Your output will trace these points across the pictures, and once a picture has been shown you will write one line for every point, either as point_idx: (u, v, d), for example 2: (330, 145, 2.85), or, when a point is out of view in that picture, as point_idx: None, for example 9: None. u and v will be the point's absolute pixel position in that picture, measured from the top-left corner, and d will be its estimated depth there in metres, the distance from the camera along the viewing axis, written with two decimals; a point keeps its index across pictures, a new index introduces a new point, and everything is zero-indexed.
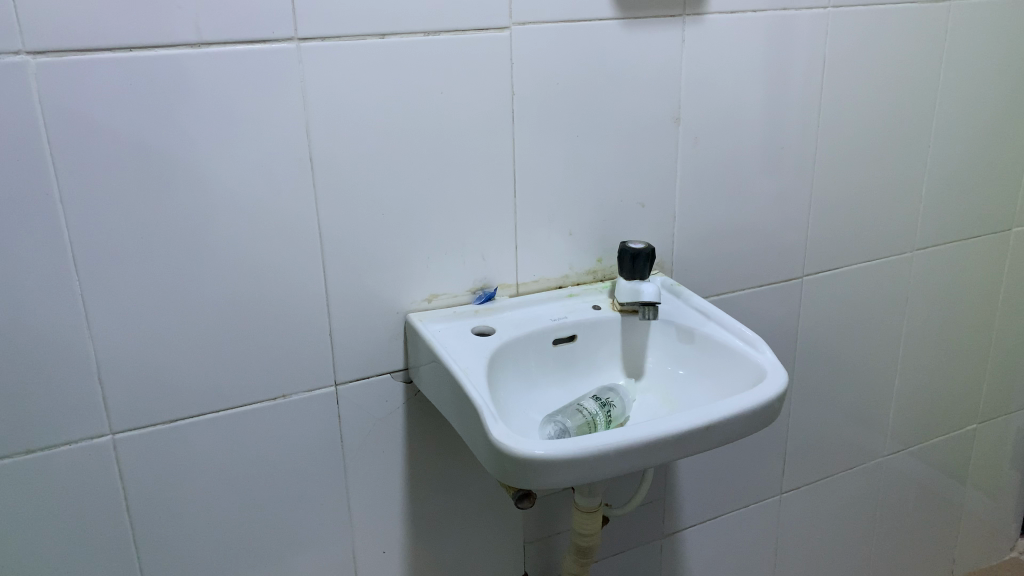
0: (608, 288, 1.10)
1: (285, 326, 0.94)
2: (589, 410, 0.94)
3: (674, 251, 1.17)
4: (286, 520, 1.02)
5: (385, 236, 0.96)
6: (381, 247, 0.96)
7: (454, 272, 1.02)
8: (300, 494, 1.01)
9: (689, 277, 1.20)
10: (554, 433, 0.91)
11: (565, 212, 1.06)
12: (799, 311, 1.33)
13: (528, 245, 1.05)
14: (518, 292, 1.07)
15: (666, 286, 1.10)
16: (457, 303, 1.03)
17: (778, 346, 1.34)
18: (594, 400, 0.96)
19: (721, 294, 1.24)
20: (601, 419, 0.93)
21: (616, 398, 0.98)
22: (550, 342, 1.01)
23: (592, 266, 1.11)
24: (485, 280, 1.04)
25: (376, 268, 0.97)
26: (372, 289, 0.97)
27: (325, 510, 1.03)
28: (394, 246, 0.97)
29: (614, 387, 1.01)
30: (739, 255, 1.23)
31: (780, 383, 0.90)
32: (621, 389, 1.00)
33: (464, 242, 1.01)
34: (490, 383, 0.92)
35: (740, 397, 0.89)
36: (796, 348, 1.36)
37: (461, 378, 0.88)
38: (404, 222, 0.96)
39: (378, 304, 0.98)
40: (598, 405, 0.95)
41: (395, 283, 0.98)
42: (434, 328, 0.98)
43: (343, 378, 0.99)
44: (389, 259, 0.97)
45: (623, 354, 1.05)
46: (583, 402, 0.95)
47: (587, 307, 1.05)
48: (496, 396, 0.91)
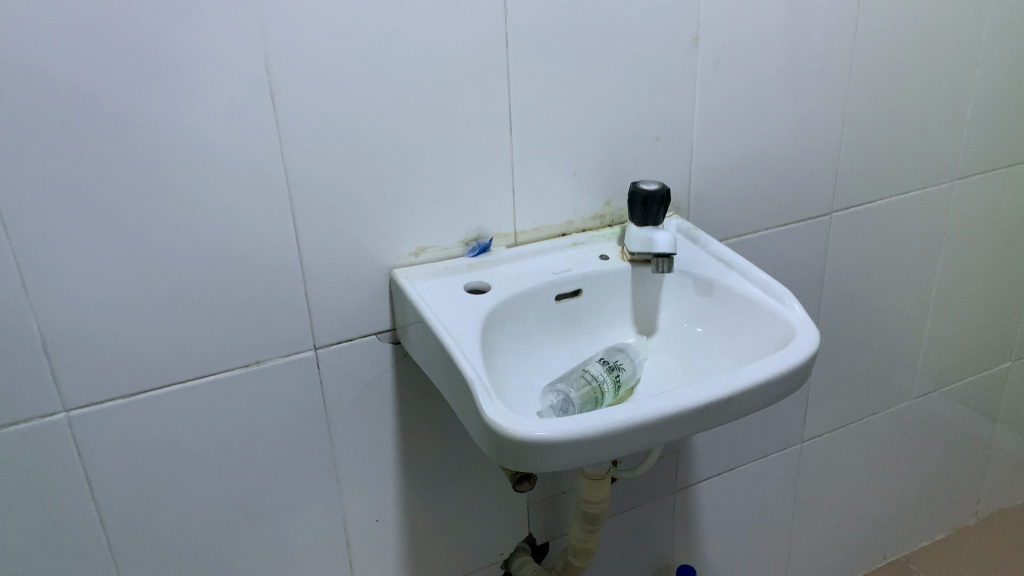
0: (617, 234, 0.98)
1: (254, 288, 0.84)
2: (597, 374, 0.84)
3: (691, 190, 1.05)
4: (268, 494, 0.94)
5: (363, 185, 0.85)
6: (359, 197, 0.85)
7: (443, 222, 0.90)
8: (281, 466, 0.93)
9: (708, 218, 1.09)
10: (557, 405, 0.82)
11: (569, 150, 0.94)
12: (826, 250, 1.22)
13: (526, 190, 0.93)
14: (517, 242, 0.96)
15: (681, 230, 0.99)
16: (449, 257, 0.92)
17: (802, 288, 1.23)
18: (603, 363, 0.86)
19: (742, 236, 1.13)
20: (609, 386, 0.84)
21: (628, 360, 0.89)
22: (552, 298, 0.91)
23: (599, 210, 0.99)
24: (479, 231, 0.93)
25: (355, 221, 0.86)
26: (351, 244, 0.87)
27: (310, 482, 0.96)
28: (374, 195, 0.86)
29: (624, 346, 0.91)
30: (763, 191, 1.11)
31: (812, 343, 0.80)
32: (633, 350, 0.90)
33: (456, 187, 0.89)
34: (485, 352, 0.82)
35: (766, 360, 0.79)
36: (821, 290, 1.25)
37: (451, 347, 0.78)
38: (384, 167, 0.85)
39: (358, 261, 0.88)
40: (607, 369, 0.85)
41: (377, 237, 0.88)
42: (423, 288, 0.88)
43: (323, 342, 0.89)
44: (370, 210, 0.86)
45: (634, 308, 0.95)
46: (590, 365, 0.86)
47: (593, 258, 0.94)
48: (491, 366, 0.81)
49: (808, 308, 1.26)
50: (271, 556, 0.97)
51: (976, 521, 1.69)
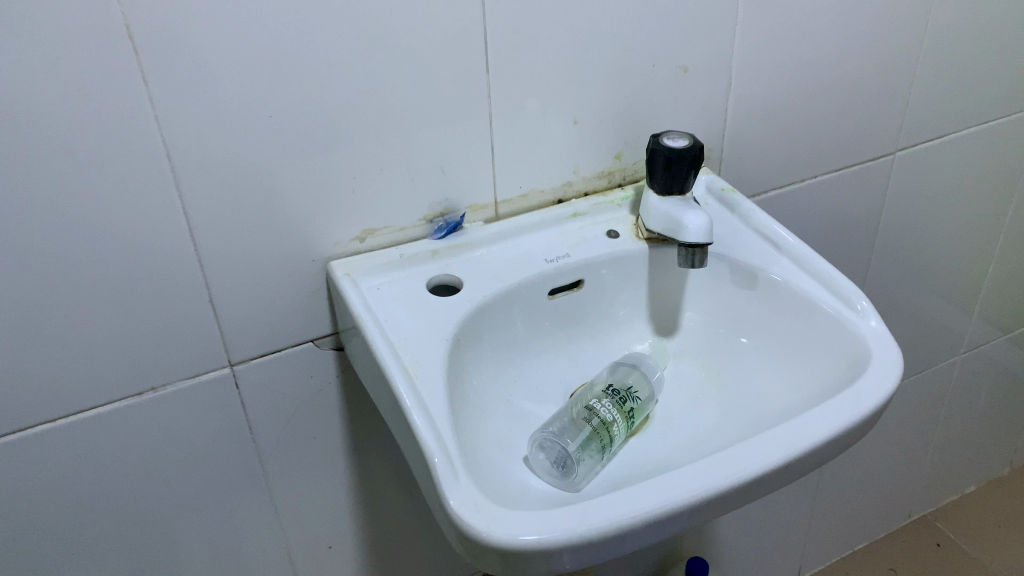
0: (629, 200, 0.75)
1: (138, 297, 0.61)
2: (606, 411, 0.62)
3: (725, 134, 0.80)
4: (188, 538, 0.74)
5: (281, 153, 0.60)
6: (277, 171, 0.61)
7: (397, 196, 0.66)
8: (202, 506, 0.73)
9: (746, 166, 0.84)
10: (556, 462, 0.61)
11: (569, 91, 0.69)
12: (884, 195, 0.98)
13: (510, 148, 0.69)
14: (498, 214, 0.72)
15: (715, 194, 0.76)
16: (406, 240, 0.69)
17: (851, 240, 1.01)
18: (611, 391, 0.64)
19: (785, 186, 0.89)
20: (621, 427, 0.63)
21: (642, 382, 0.67)
22: (545, 294, 0.69)
23: (607, 167, 0.75)
24: (447, 204, 0.69)
25: (273, 204, 0.62)
26: (270, 234, 0.63)
27: (242, 519, 0.76)
28: (298, 166, 0.61)
29: (638, 356, 0.69)
30: (816, 130, 0.87)
31: (897, 374, 0.59)
32: (651, 362, 0.69)
33: (414, 148, 0.65)
34: (454, 389, 0.60)
35: (836, 400, 0.58)
36: (873, 241, 1.03)
37: (405, 394, 0.56)
38: (311, 128, 0.60)
39: (282, 255, 0.65)
40: (617, 401, 0.64)
41: (306, 221, 0.64)
42: (370, 288, 0.65)
43: (241, 355, 0.67)
44: (292, 188, 0.62)
45: (649, 300, 0.73)
46: (595, 396, 0.64)
47: (599, 236, 0.71)
48: (461, 408, 0.60)
49: (855, 264, 1.04)
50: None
51: (1010, 471, 1.54)
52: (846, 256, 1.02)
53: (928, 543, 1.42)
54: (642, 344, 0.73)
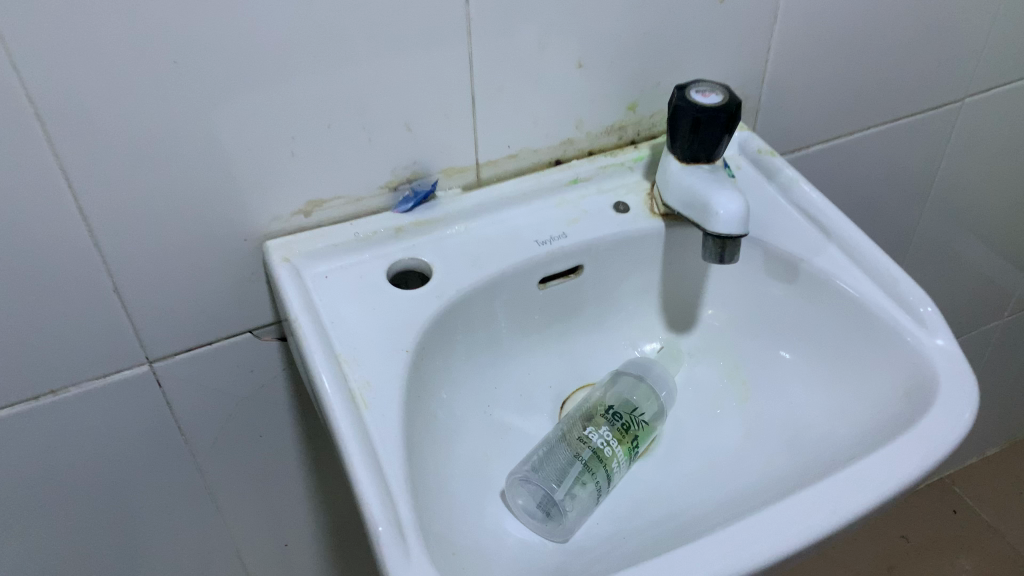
0: (643, 163, 0.61)
1: (20, 288, 0.48)
2: (602, 441, 0.51)
3: (766, 79, 0.65)
4: (120, 550, 0.64)
5: (195, 110, 0.46)
6: (190, 134, 0.47)
7: (352, 161, 0.53)
8: (131, 517, 0.63)
9: (787, 117, 0.70)
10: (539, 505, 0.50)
11: (573, 28, 0.54)
12: (943, 147, 0.84)
13: (494, 99, 0.54)
14: (481, 179, 0.58)
15: (757, 162, 0.62)
16: (364, 213, 0.56)
17: (899, 198, 0.86)
18: (610, 414, 0.53)
19: (830, 139, 0.75)
20: (620, 459, 0.51)
21: (649, 399, 0.55)
22: (536, 284, 0.56)
23: (617, 121, 0.61)
24: (416, 168, 0.55)
25: (189, 174, 0.48)
26: (187, 209, 0.50)
27: (181, 527, 0.66)
28: (218, 126, 0.47)
29: (646, 362, 0.57)
30: (876, 73, 0.71)
31: (971, 406, 0.46)
32: (661, 370, 0.56)
33: (373, 102, 0.51)
34: (413, 417, 0.48)
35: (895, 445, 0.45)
36: (923, 199, 0.89)
37: (346, 434, 0.44)
38: (233, 79, 0.46)
39: (204, 235, 0.51)
40: (616, 426, 0.52)
41: (234, 192, 0.50)
42: (316, 278, 0.52)
43: (163, 350, 0.55)
44: (211, 153, 0.48)
45: (662, 288, 0.60)
46: (589, 420, 0.52)
47: (604, 210, 0.58)
48: (421, 441, 0.48)
49: (901, 225, 0.90)
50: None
51: None
52: (892, 217, 0.88)
53: (945, 509, 1.34)
54: (651, 342, 0.61)
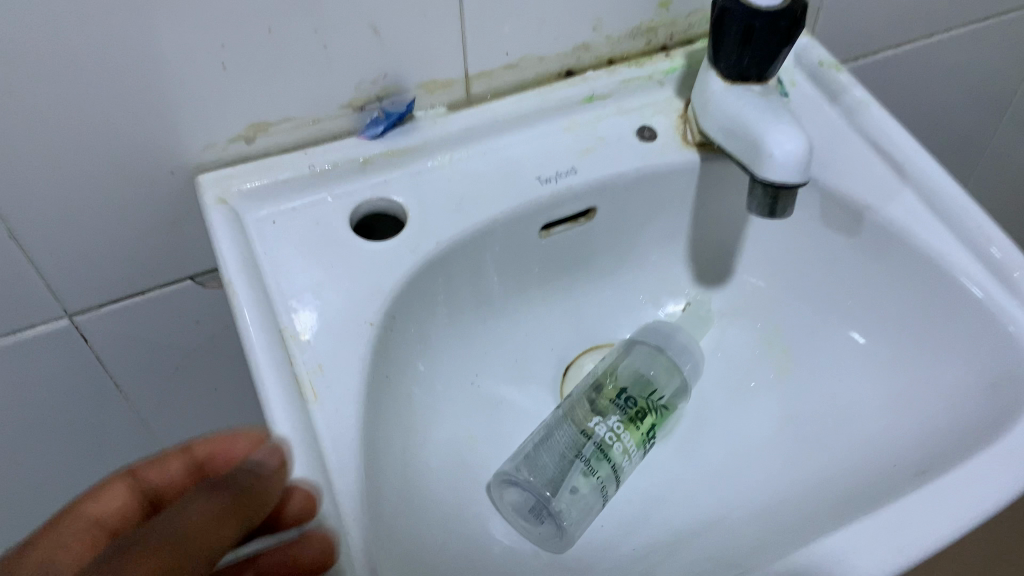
0: (674, 77, 0.49)
1: None
2: (611, 433, 0.41)
3: None
4: (64, 506, 0.57)
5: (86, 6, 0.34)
6: (83, 37, 0.35)
7: (306, 75, 0.41)
8: (71, 471, 0.55)
9: (855, 18, 0.56)
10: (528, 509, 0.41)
11: None
12: None
13: None
14: (471, 97, 0.47)
15: (821, 81, 0.50)
16: (324, 139, 0.45)
17: (969, 114, 0.74)
18: (621, 398, 0.43)
19: (902, 45, 0.61)
20: (630, 456, 0.42)
21: (668, 376, 0.45)
22: (537, 231, 0.46)
23: (646, 21, 0.48)
24: (387, 82, 0.44)
25: (88, 89, 0.37)
26: (91, 137, 0.39)
27: None
28: (121, 28, 0.35)
29: (669, 328, 0.47)
30: None
31: None
32: (686, 339, 0.46)
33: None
34: (377, 405, 0.38)
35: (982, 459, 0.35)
36: (997, 115, 0.76)
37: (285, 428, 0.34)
38: None
39: (119, 168, 0.40)
40: (629, 414, 0.42)
41: (152, 114, 0.39)
42: (262, 224, 0.42)
43: (83, 301, 0.45)
44: (114, 61, 0.36)
45: (693, 234, 0.49)
46: (595, 405, 0.43)
47: (624, 140, 0.47)
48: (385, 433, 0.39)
49: (966, 144, 0.77)
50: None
51: None
52: (958, 135, 0.76)
53: None
54: (673, 304, 0.51)
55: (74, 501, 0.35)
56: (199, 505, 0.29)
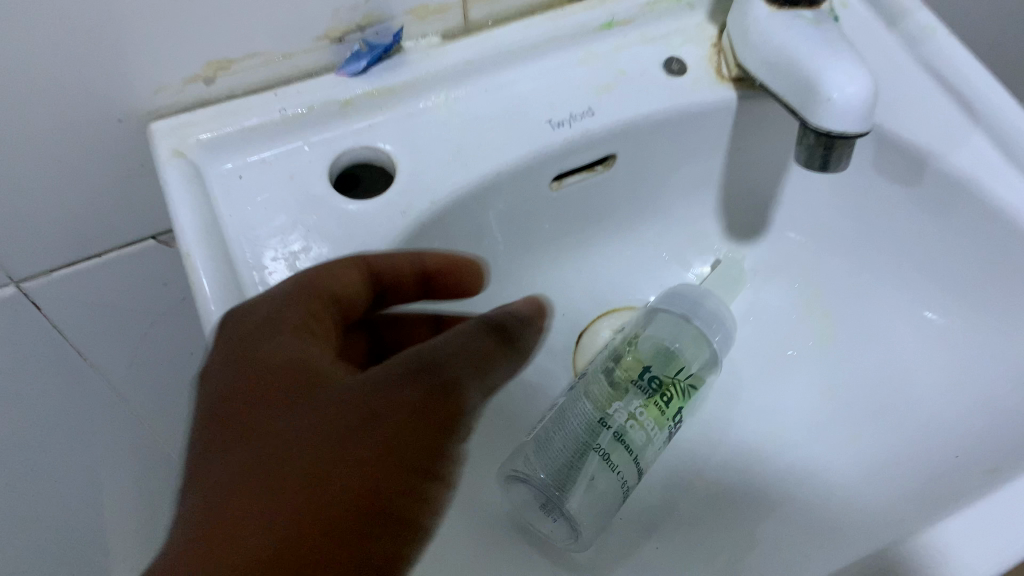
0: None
1: None
2: (630, 415, 0.36)
3: None
4: (42, 474, 0.54)
5: None
6: None
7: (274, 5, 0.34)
8: (44, 444, 0.51)
9: None
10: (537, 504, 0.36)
11: None
12: None
13: None
14: (469, 23, 0.40)
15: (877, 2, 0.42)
16: (297, 76, 0.38)
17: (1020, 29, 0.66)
18: (644, 376, 0.37)
19: None
20: (654, 443, 0.36)
21: (695, 350, 0.40)
22: (550, 182, 0.40)
23: None
24: (369, 9, 0.37)
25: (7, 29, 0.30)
26: (16, 90, 0.32)
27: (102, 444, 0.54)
28: None
29: (697, 294, 0.41)
30: None
31: None
32: (715, 307, 0.41)
33: None
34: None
35: None
36: None
37: None
38: None
39: (55, 123, 0.34)
40: (653, 395, 0.37)
41: (90, 56, 0.32)
42: (226, 178, 0.36)
43: (29, 268, 0.40)
44: None
45: (724, 182, 0.43)
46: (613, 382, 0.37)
47: (649, 74, 0.40)
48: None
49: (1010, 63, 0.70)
50: (89, 519, 0.61)
51: None
52: None
53: None
54: (703, 265, 0.45)
55: (320, 267, 0.30)
56: (466, 338, 0.30)
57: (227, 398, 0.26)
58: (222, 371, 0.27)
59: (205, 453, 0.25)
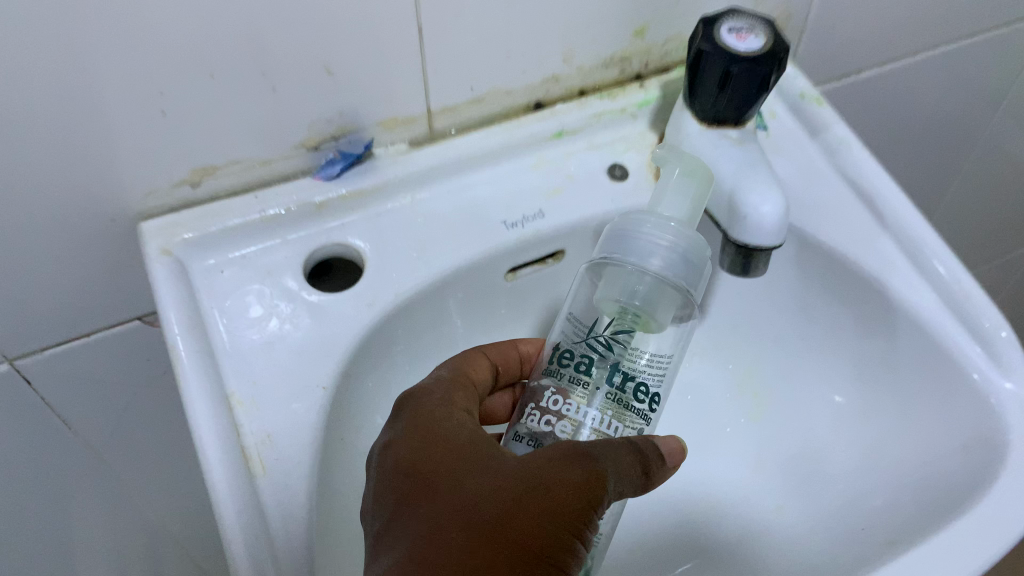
0: (651, 107, 0.47)
1: None
2: (569, 418, 0.33)
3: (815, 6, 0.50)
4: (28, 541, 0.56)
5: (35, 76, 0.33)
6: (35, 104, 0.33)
7: (261, 123, 0.39)
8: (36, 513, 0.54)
9: (831, 52, 0.55)
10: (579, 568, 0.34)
11: None
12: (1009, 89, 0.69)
13: (447, 30, 0.39)
14: (436, 132, 0.44)
15: (801, 121, 0.49)
16: (275, 177, 0.42)
17: (943, 146, 0.73)
18: (581, 359, 0.34)
19: (883, 66, 0.59)
20: (621, 412, 0.34)
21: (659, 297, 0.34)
22: (505, 271, 0.44)
23: (619, 50, 0.46)
24: (343, 122, 0.41)
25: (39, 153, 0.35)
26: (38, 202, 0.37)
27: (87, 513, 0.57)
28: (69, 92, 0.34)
29: (642, 238, 0.34)
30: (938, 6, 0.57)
31: None
32: (665, 257, 0.34)
33: (287, 57, 0.37)
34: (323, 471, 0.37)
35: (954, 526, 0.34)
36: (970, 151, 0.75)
37: (225, 505, 0.33)
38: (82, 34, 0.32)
39: (64, 227, 0.39)
40: (591, 379, 0.34)
41: (100, 169, 0.37)
42: (206, 272, 0.40)
43: (28, 350, 0.43)
44: (60, 123, 0.35)
45: None
46: (550, 375, 0.35)
47: (596, 177, 0.45)
48: (343, 501, 0.38)
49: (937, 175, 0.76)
50: None
51: None
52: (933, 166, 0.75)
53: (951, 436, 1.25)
54: None
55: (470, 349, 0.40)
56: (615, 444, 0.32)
57: (417, 464, 0.32)
58: (413, 439, 0.33)
59: (401, 510, 0.31)
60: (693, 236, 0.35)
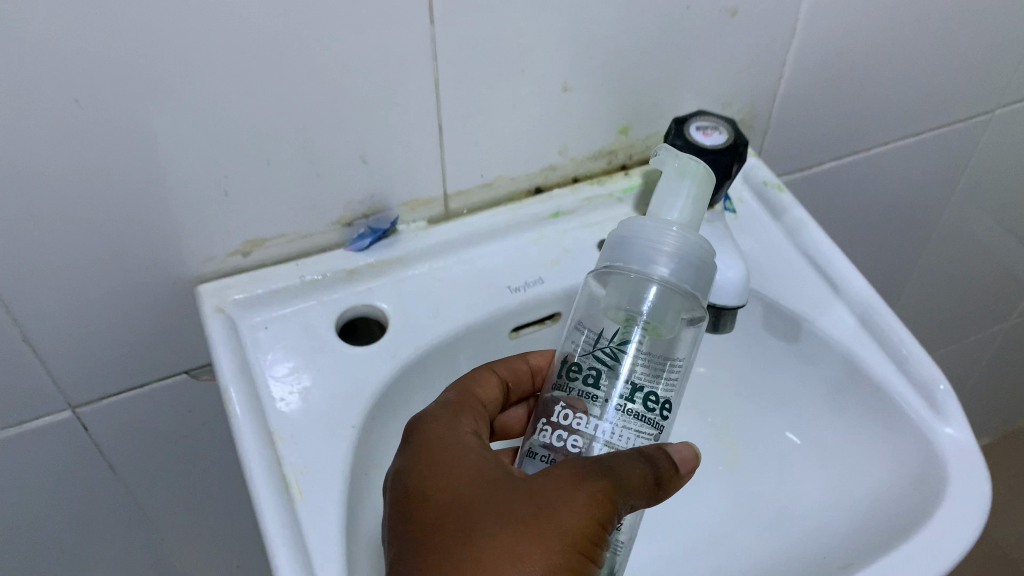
0: (634, 191, 0.55)
1: None
2: (580, 432, 0.38)
3: (775, 111, 0.59)
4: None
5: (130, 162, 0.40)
6: (126, 184, 0.41)
7: (305, 205, 0.47)
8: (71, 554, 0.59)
9: (792, 150, 0.64)
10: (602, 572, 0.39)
11: (566, 65, 0.47)
12: (958, 185, 0.77)
13: (464, 128, 0.47)
14: (450, 212, 0.52)
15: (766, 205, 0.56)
16: (313, 248, 0.49)
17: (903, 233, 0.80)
18: (589, 370, 0.39)
19: (840, 161, 0.68)
20: (631, 415, 0.38)
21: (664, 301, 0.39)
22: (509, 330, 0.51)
23: (608, 145, 0.54)
24: (373, 203, 0.49)
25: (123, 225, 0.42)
26: (116, 266, 0.44)
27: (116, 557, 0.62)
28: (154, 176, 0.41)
29: (643, 246, 0.38)
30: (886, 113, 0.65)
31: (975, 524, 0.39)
32: (669, 263, 0.38)
33: (331, 151, 0.45)
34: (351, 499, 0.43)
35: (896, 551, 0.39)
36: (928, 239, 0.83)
37: (271, 520, 0.38)
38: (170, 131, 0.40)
39: (134, 288, 0.45)
40: (599, 392, 0.38)
41: (170, 239, 0.44)
42: (253, 329, 0.46)
43: (87, 397, 0.49)
44: (143, 200, 0.42)
45: None
46: (559, 390, 0.39)
47: (588, 250, 0.52)
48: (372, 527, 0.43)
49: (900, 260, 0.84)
50: None
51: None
52: (895, 252, 0.82)
53: None
54: None
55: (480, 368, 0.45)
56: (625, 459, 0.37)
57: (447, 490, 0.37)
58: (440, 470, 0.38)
59: (435, 527, 0.36)
60: (695, 240, 0.39)
